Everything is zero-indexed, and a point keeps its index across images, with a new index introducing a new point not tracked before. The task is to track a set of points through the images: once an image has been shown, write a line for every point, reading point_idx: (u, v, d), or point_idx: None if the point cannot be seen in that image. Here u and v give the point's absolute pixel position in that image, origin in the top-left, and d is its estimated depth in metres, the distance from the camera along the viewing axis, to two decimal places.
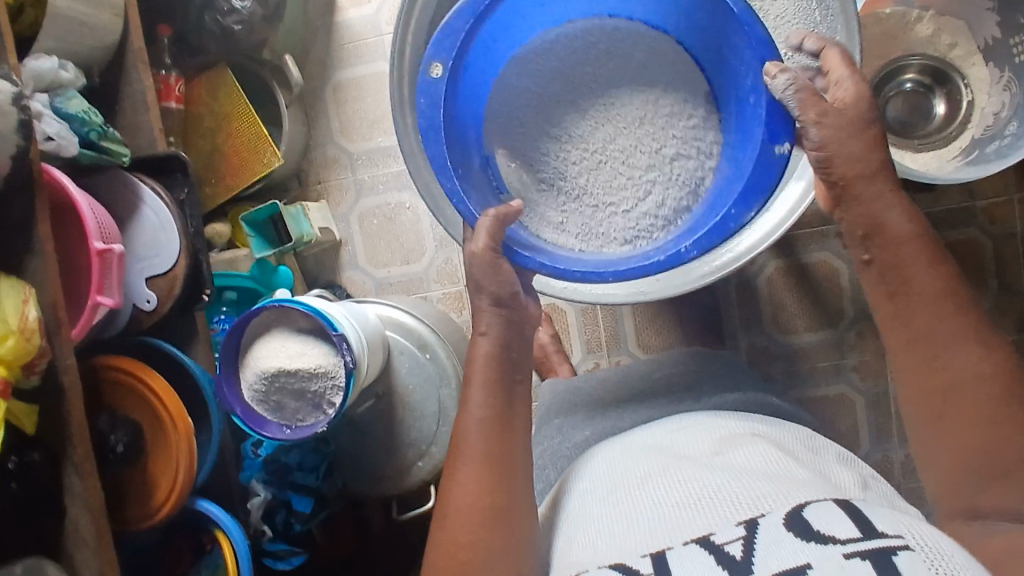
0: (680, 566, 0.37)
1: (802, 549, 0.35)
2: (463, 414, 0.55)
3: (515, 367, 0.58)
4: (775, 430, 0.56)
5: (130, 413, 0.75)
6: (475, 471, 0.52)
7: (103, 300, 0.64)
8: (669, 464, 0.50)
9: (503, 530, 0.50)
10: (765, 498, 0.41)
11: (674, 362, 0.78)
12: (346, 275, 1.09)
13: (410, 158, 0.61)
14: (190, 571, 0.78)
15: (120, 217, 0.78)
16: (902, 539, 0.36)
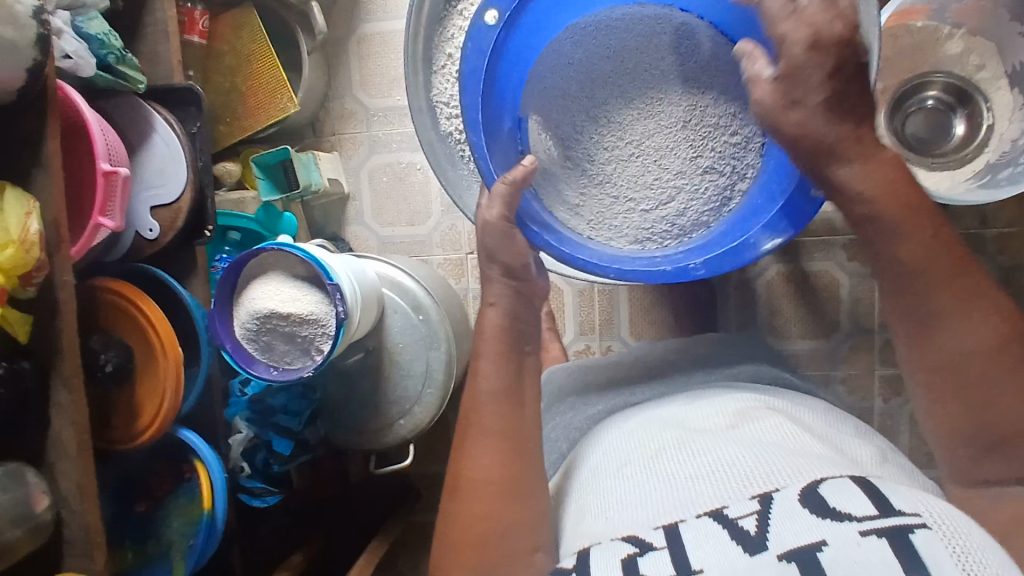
0: (695, 541, 0.41)
1: (818, 526, 0.38)
2: (474, 384, 0.59)
3: (525, 339, 0.61)
4: (793, 406, 0.59)
5: (124, 335, 0.76)
6: (487, 445, 0.57)
7: (105, 223, 0.65)
8: (684, 439, 0.54)
9: (507, 503, 0.55)
10: (778, 474, 0.45)
11: (691, 348, 0.81)
12: (351, 230, 1.09)
13: (419, 115, 0.61)
14: (168, 496, 0.81)
15: (131, 144, 0.79)
16: (920, 517, 0.38)
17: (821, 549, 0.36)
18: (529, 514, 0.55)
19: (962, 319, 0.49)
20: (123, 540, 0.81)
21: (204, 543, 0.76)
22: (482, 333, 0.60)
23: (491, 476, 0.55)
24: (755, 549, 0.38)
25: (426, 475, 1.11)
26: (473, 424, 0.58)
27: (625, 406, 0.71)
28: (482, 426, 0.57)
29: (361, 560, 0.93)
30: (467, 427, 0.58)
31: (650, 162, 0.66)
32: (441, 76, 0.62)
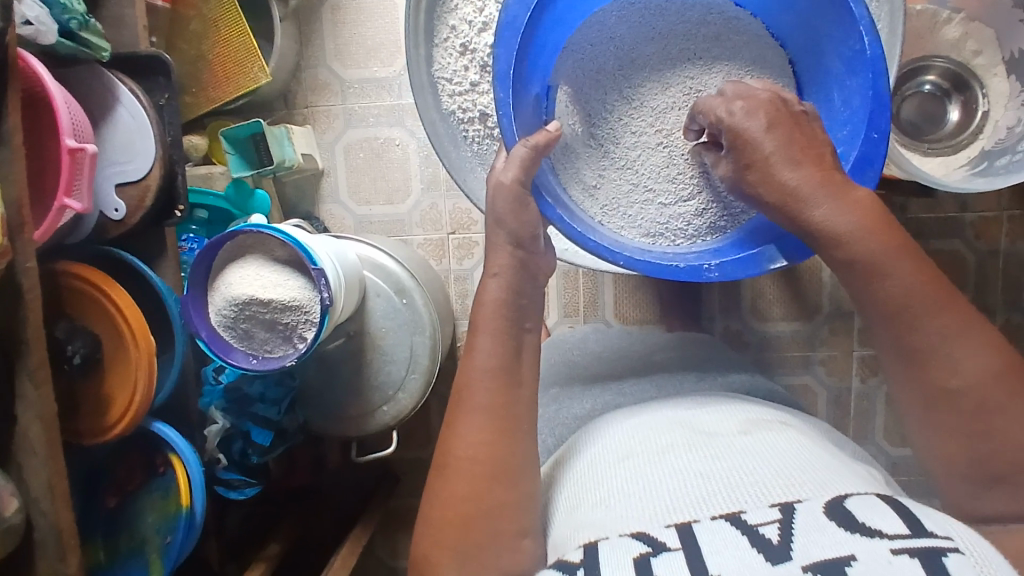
0: (716, 542, 0.39)
1: (847, 540, 0.38)
2: (468, 360, 0.52)
3: (525, 315, 0.55)
4: (802, 423, 0.58)
5: (89, 323, 0.71)
6: (479, 422, 0.50)
7: (71, 204, 0.62)
8: (695, 441, 0.53)
9: (499, 485, 0.48)
10: (800, 486, 0.44)
11: (675, 350, 0.80)
12: (325, 208, 1.05)
13: (419, 79, 0.58)
14: (140, 490, 0.76)
15: (94, 116, 0.73)
16: (952, 541, 0.39)
17: (850, 565, 0.36)
18: (522, 499, 0.49)
19: (954, 344, 0.46)
20: (92, 537, 0.76)
21: (183, 540, 0.73)
22: (481, 305, 0.54)
23: (487, 466, 0.49)
24: (778, 559, 0.37)
25: (405, 460, 1.09)
26: (464, 402, 0.51)
27: (609, 403, 0.70)
28: (475, 403, 0.51)
29: (343, 549, 0.91)
30: (458, 402, 0.52)
31: (675, 152, 0.67)
32: (444, 50, 0.60)
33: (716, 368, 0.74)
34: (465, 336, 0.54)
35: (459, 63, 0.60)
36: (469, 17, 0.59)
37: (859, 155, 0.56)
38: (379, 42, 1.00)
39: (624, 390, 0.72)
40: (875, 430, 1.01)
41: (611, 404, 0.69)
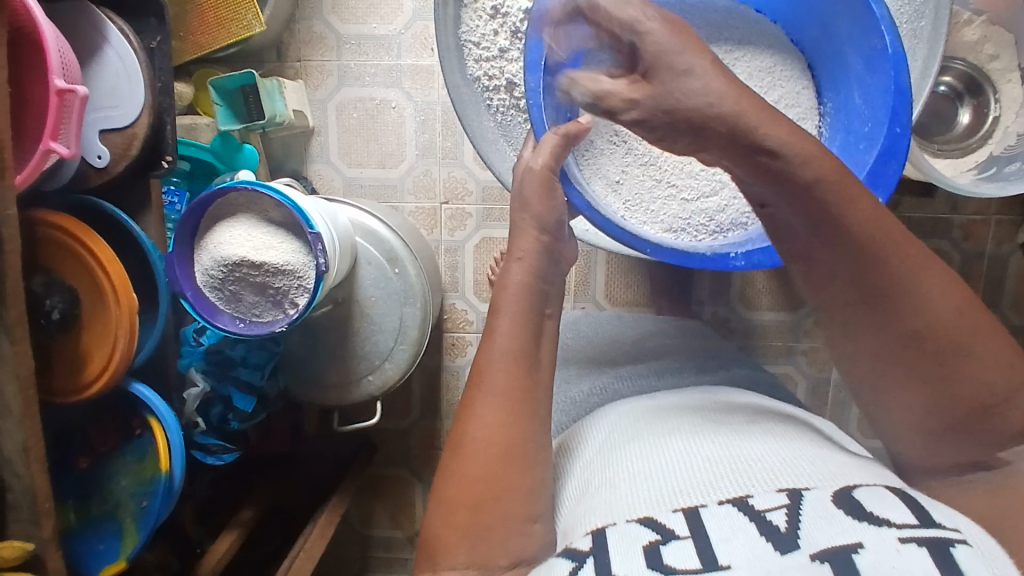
0: (718, 528, 0.35)
1: (855, 529, 0.33)
2: (486, 344, 0.48)
3: (547, 300, 0.51)
4: (806, 416, 0.54)
5: (67, 278, 0.68)
6: (496, 405, 0.46)
7: (58, 148, 0.58)
8: (702, 428, 0.47)
9: (518, 471, 0.45)
10: (809, 472, 0.39)
11: (668, 335, 0.79)
12: (314, 167, 1.01)
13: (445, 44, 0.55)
14: (114, 453, 0.73)
15: (79, 54, 0.68)
16: (960, 534, 0.34)
17: (858, 552, 0.31)
18: (542, 489, 0.46)
19: (922, 278, 0.41)
20: (63, 497, 0.73)
21: (161, 505, 0.70)
22: (506, 286, 0.50)
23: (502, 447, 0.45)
24: (786, 547, 0.33)
25: (384, 430, 1.07)
26: (485, 385, 0.47)
27: (609, 387, 0.69)
28: (486, 388, 0.47)
29: (321, 518, 0.90)
30: (472, 386, 0.48)
31: (697, 147, 0.66)
32: (473, 12, 0.57)
33: (714, 356, 0.73)
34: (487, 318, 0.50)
35: (489, 27, 0.57)
36: None
37: (883, 148, 0.55)
38: None
39: (622, 374, 0.71)
40: (850, 420, 1.03)
41: (610, 390, 0.69)
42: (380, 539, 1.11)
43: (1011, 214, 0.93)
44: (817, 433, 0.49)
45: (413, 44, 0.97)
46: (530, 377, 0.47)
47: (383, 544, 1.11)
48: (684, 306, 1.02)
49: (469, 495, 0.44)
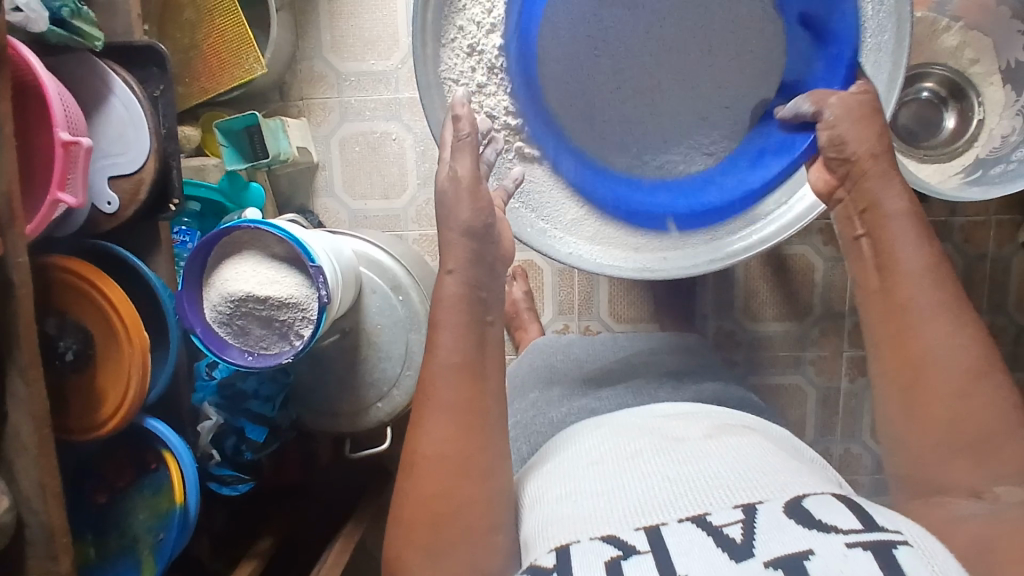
0: (676, 544, 0.37)
1: (804, 536, 0.35)
2: (428, 357, 0.50)
3: (486, 308, 0.52)
4: (765, 428, 0.53)
5: (80, 320, 0.71)
6: (445, 422, 0.49)
7: (65, 198, 0.62)
8: (661, 442, 0.47)
9: (477, 487, 0.48)
10: (762, 486, 0.41)
11: (655, 351, 0.79)
12: (319, 201, 1.04)
13: (423, 73, 0.57)
14: (130, 487, 0.76)
15: (86, 106, 0.72)
16: (901, 535, 0.37)
17: (808, 558, 0.34)
18: (496, 498, 0.48)
19: None
20: (81, 533, 0.76)
21: (176, 538, 0.72)
22: (439, 301, 0.51)
23: (461, 463, 0.48)
24: (740, 556, 0.35)
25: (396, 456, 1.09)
26: (430, 399, 0.49)
27: (590, 408, 0.70)
28: (437, 401, 0.49)
29: (335, 545, 0.91)
30: (423, 401, 0.50)
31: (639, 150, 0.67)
32: (450, 50, 0.59)
33: (693, 372, 0.75)
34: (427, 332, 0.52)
35: (467, 64, 0.59)
36: (477, 18, 0.59)
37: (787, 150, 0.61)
38: (376, 35, 0.99)
39: (602, 394, 0.72)
40: (863, 428, 1.03)
41: (587, 409, 0.70)
42: None
43: (1011, 214, 0.93)
44: (776, 442, 0.49)
45: (410, 78, 1.00)
46: (473, 386, 0.49)
47: None
48: (688, 321, 1.02)
49: (427, 513, 0.47)
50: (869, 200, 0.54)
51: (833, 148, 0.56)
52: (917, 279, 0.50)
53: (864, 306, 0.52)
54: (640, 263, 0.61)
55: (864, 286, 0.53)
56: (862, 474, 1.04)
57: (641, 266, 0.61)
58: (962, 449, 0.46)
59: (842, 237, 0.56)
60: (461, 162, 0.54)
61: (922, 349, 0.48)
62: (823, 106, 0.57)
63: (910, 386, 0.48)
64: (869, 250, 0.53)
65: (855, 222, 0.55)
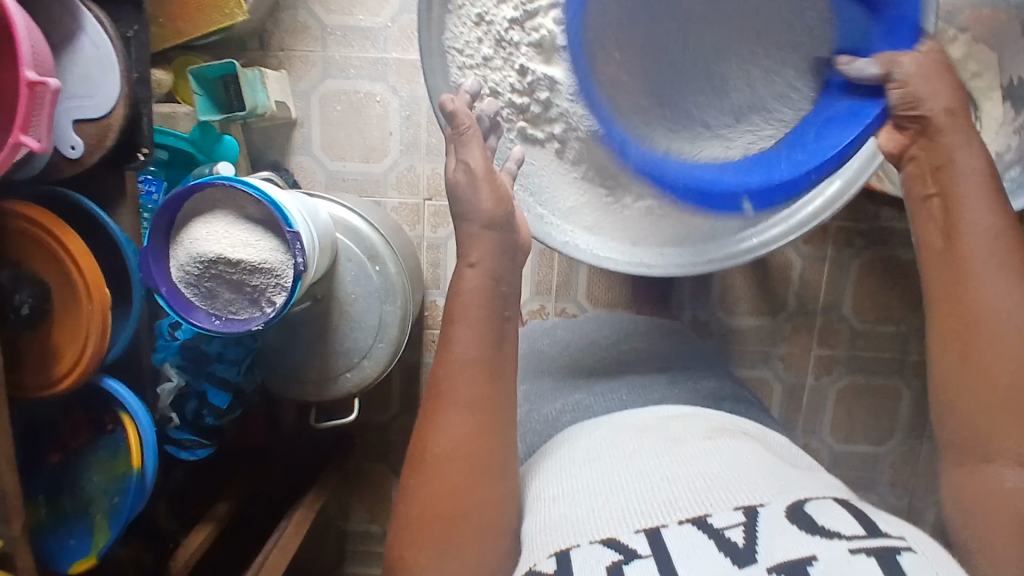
0: (680, 548, 0.36)
1: (808, 541, 0.36)
2: (446, 352, 0.49)
3: (506, 301, 0.51)
4: (761, 434, 0.54)
5: (36, 272, 0.67)
6: (462, 416, 0.48)
7: (28, 142, 0.57)
8: (661, 442, 0.48)
9: (482, 479, 0.47)
10: (762, 488, 0.41)
11: (648, 344, 0.81)
12: (295, 159, 0.99)
13: (429, 59, 0.54)
14: (86, 449, 0.72)
15: (53, 43, 0.66)
16: (906, 541, 0.37)
17: (811, 564, 0.34)
18: (506, 496, 0.48)
19: None
20: (32, 494, 0.72)
21: (131, 503, 0.69)
22: (459, 294, 0.50)
23: (468, 458, 0.47)
24: (744, 561, 0.35)
25: (361, 425, 1.08)
26: (447, 395, 0.48)
27: (586, 406, 0.69)
28: (453, 396, 0.48)
29: (296, 515, 0.89)
30: (437, 395, 0.49)
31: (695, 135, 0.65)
32: (457, 18, 0.55)
33: (684, 369, 0.76)
34: (442, 326, 0.50)
35: (473, 34, 0.55)
36: None
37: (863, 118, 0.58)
38: None
39: (595, 391, 0.72)
40: (823, 425, 1.05)
41: (583, 406, 0.69)
42: (356, 532, 1.12)
43: None
44: (776, 452, 0.50)
45: (399, 38, 0.95)
46: (491, 383, 0.49)
47: (360, 536, 1.12)
48: (664, 309, 1.02)
49: (437, 510, 0.46)
50: (945, 157, 0.53)
51: (905, 106, 0.54)
52: (983, 240, 0.50)
53: (927, 269, 0.53)
54: (636, 258, 0.59)
55: (927, 245, 0.53)
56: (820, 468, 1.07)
57: (636, 261, 0.59)
58: (1016, 417, 0.47)
59: (910, 195, 0.55)
60: (471, 154, 0.54)
61: (981, 309, 0.49)
62: (892, 67, 0.55)
63: (964, 350, 0.50)
64: (940, 210, 0.53)
65: (926, 179, 0.54)
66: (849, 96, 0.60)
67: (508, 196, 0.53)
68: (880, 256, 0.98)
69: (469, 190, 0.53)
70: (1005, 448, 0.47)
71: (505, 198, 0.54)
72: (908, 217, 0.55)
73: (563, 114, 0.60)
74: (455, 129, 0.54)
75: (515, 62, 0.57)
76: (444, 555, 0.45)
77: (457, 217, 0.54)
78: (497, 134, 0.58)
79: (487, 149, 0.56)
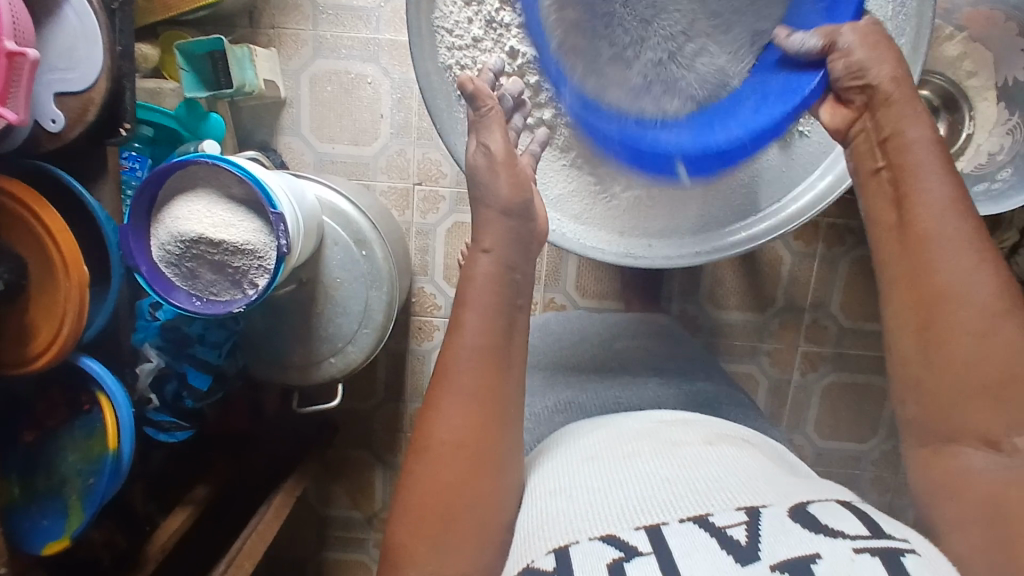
0: (681, 544, 0.36)
1: (813, 541, 0.35)
2: (443, 340, 0.49)
3: (519, 291, 0.51)
4: (756, 437, 0.54)
5: (15, 248, 0.65)
6: (454, 408, 0.47)
7: (7, 113, 0.56)
8: (658, 444, 0.48)
9: (481, 472, 0.47)
10: (757, 488, 0.41)
11: (639, 339, 0.80)
12: (284, 140, 0.98)
13: (419, 40, 0.53)
14: (62, 429, 0.71)
15: (35, 13, 0.65)
16: (906, 543, 0.37)
17: (816, 562, 0.34)
18: (499, 491, 0.47)
19: None
20: (6, 472, 0.71)
21: (106, 484, 0.68)
22: (457, 283, 0.50)
23: (459, 452, 0.47)
24: (746, 559, 0.34)
25: (344, 412, 1.07)
26: (446, 383, 0.48)
27: (575, 403, 0.69)
28: (446, 386, 0.48)
29: (276, 499, 0.88)
30: (431, 385, 0.48)
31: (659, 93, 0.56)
32: None
33: (677, 363, 0.77)
34: (453, 310, 0.50)
35: (463, 14, 0.54)
36: None
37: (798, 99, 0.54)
38: None
39: (585, 387, 0.71)
40: (807, 421, 1.05)
41: (573, 402, 0.69)
42: (338, 519, 1.11)
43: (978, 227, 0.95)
44: (768, 454, 0.50)
45: (392, 19, 0.94)
46: (497, 374, 0.48)
47: (341, 523, 1.11)
48: (653, 302, 1.01)
49: (429, 504, 0.46)
50: (893, 128, 0.50)
51: (852, 77, 0.51)
52: (938, 212, 0.48)
53: (879, 246, 0.50)
54: (625, 248, 0.59)
55: (879, 222, 0.50)
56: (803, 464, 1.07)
57: (624, 251, 0.59)
58: (981, 397, 0.45)
59: (859, 170, 0.52)
60: (492, 138, 0.53)
61: (943, 285, 0.47)
62: (835, 38, 0.51)
63: (924, 327, 0.47)
64: (890, 184, 0.50)
65: (875, 152, 0.51)
66: (783, 70, 0.55)
67: (505, 180, 0.52)
68: (870, 254, 0.98)
69: (489, 175, 0.52)
70: (967, 428, 0.46)
71: (522, 185, 0.52)
72: (857, 190, 0.52)
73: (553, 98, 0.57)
74: (477, 108, 0.52)
75: (506, 44, 0.55)
76: (435, 550, 0.45)
77: (475, 201, 0.53)
78: (521, 114, 0.56)
79: (511, 130, 0.55)
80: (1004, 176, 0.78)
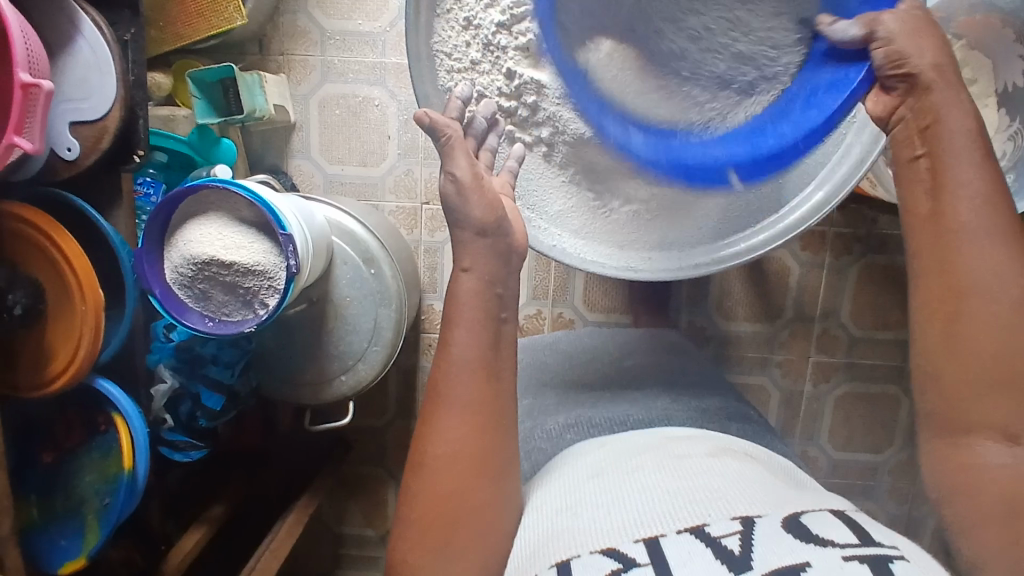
0: (675, 556, 0.36)
1: (803, 549, 0.36)
2: (449, 353, 0.50)
3: (504, 304, 0.52)
4: (767, 457, 0.53)
5: (32, 273, 0.67)
6: (459, 420, 0.48)
7: (22, 144, 0.58)
8: (664, 459, 0.48)
9: (486, 480, 0.48)
10: (756, 501, 0.41)
11: (650, 356, 0.81)
12: (294, 163, 1.00)
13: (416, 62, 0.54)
14: (79, 448, 0.73)
15: (50, 48, 0.67)
16: (899, 551, 0.37)
17: (806, 568, 0.34)
18: (502, 502, 0.48)
19: None
20: (26, 493, 0.72)
21: (122, 503, 0.69)
22: (456, 300, 0.50)
23: (464, 465, 0.48)
24: (739, 568, 0.35)
25: (357, 429, 1.08)
26: (447, 397, 0.49)
27: (588, 423, 0.68)
28: (452, 399, 0.49)
29: (290, 516, 0.89)
30: (440, 397, 0.49)
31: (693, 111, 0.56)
32: (445, 21, 0.54)
33: (690, 383, 0.76)
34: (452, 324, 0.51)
35: (460, 38, 0.55)
36: None
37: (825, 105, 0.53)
38: None
39: (599, 406, 0.71)
40: (821, 432, 1.04)
41: (583, 419, 0.69)
42: (351, 536, 1.11)
43: None
44: (777, 474, 0.49)
45: (398, 43, 0.96)
46: (497, 382, 0.49)
47: (355, 541, 1.12)
48: (662, 315, 1.02)
49: (435, 514, 0.47)
50: (932, 116, 0.50)
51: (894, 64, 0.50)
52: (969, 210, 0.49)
53: (913, 235, 0.51)
54: (624, 262, 0.59)
55: (915, 210, 0.51)
56: (818, 476, 1.06)
57: (623, 265, 0.59)
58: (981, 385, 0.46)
59: (898, 156, 0.52)
60: (457, 164, 0.51)
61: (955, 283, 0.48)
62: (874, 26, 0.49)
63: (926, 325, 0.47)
64: (928, 171, 0.50)
65: (914, 140, 0.51)
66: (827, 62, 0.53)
67: (476, 204, 0.51)
68: (879, 262, 0.98)
69: (457, 200, 0.51)
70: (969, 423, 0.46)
71: (495, 204, 0.52)
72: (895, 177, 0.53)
73: (550, 118, 0.57)
74: (438, 139, 0.51)
75: (503, 66, 0.55)
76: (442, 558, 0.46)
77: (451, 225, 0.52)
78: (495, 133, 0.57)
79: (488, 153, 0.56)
80: (1009, 181, 0.79)
